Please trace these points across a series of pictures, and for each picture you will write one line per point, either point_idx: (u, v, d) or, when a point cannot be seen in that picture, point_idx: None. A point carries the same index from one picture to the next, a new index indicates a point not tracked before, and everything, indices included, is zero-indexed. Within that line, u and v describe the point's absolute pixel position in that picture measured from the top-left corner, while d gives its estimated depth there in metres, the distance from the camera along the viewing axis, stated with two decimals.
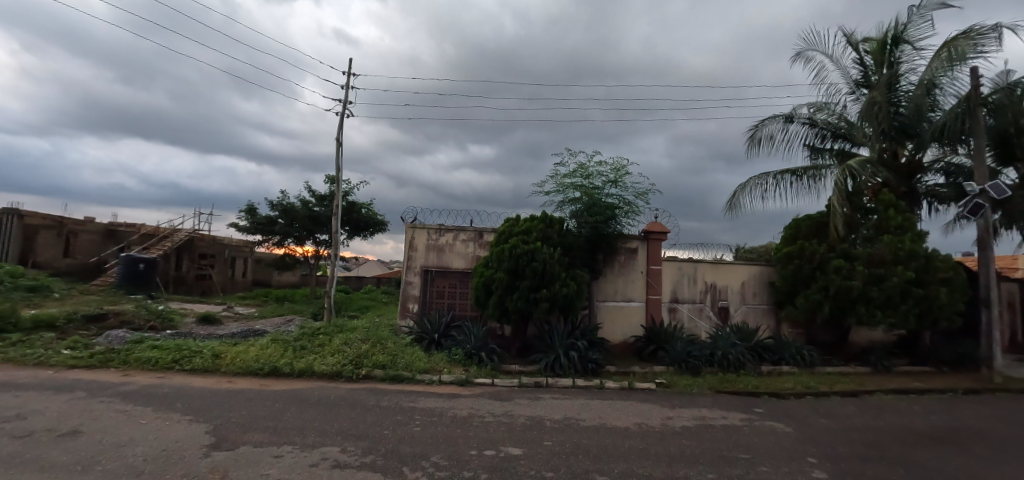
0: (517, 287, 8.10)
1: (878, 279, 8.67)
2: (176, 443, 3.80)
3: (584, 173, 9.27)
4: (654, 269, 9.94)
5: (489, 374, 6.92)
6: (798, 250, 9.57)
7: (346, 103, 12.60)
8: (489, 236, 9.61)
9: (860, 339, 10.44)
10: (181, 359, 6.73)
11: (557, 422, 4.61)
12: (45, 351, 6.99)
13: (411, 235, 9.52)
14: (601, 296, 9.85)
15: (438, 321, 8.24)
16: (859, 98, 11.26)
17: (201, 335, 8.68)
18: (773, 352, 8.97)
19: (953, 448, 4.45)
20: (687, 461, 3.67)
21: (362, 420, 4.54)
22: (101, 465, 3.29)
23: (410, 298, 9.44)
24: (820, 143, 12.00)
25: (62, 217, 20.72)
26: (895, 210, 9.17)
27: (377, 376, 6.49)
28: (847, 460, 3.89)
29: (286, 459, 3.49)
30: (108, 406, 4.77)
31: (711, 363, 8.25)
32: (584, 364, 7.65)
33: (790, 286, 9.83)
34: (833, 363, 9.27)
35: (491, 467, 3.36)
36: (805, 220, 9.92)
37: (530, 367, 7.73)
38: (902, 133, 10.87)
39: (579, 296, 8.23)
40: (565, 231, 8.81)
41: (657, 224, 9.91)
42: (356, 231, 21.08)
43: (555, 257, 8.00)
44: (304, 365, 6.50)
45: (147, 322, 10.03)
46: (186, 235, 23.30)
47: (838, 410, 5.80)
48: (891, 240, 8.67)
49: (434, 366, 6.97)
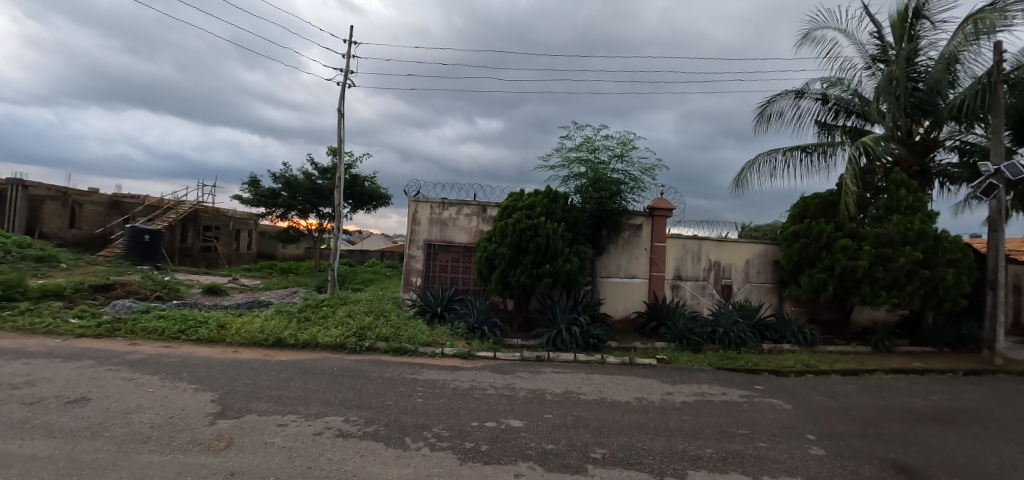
0: (520, 262, 8.07)
1: (885, 260, 8.62)
2: (182, 411, 3.86)
3: (590, 147, 9.10)
4: (657, 245, 9.89)
5: (491, 347, 6.94)
6: (805, 228, 9.44)
7: (347, 73, 12.29)
8: (493, 211, 9.53)
9: (861, 318, 10.44)
10: (187, 329, 6.72)
11: (558, 395, 4.64)
12: (53, 320, 7.06)
13: (414, 209, 9.45)
14: (603, 272, 9.81)
15: (442, 295, 8.26)
16: (875, 73, 11.46)
17: (206, 306, 8.70)
18: (775, 330, 8.98)
19: (953, 428, 4.47)
20: (686, 436, 3.70)
21: (365, 391, 4.60)
22: (109, 431, 3.35)
23: (414, 272, 9.47)
24: (832, 119, 12.02)
25: (66, 188, 20.63)
26: (906, 189, 9.01)
27: (380, 348, 6.46)
28: (845, 438, 3.92)
29: (290, 428, 3.55)
30: (116, 374, 4.84)
31: (712, 340, 8.29)
32: (586, 339, 7.67)
33: (795, 265, 9.74)
34: (835, 342, 9.27)
35: (492, 439, 3.41)
36: (814, 199, 9.71)
37: (532, 342, 7.78)
38: (918, 110, 10.64)
39: (582, 273, 8.20)
40: (569, 206, 8.71)
41: (662, 200, 9.81)
42: (360, 204, 21.01)
43: (558, 233, 7.94)
44: (308, 337, 6.46)
45: (153, 292, 10.07)
46: (190, 208, 23.44)
47: (838, 387, 5.81)
48: (900, 220, 8.57)
49: (437, 339, 6.95)
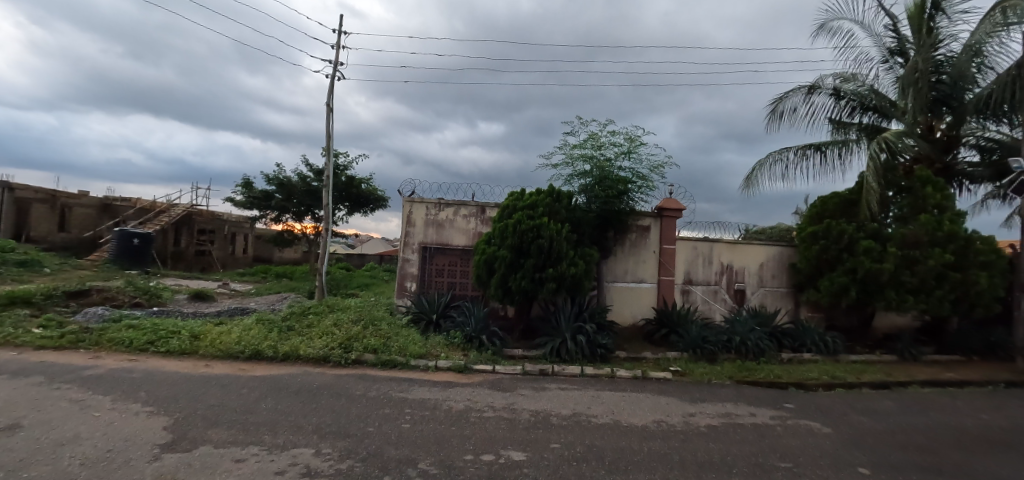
0: (521, 265, 7.50)
1: (911, 262, 8.05)
2: (126, 442, 3.28)
3: (595, 144, 8.57)
4: (666, 248, 9.33)
5: (490, 359, 6.34)
6: (824, 229, 8.84)
7: (338, 68, 11.78)
8: (492, 212, 8.98)
9: (882, 324, 9.86)
10: (157, 340, 6.14)
11: (565, 419, 4.05)
12: (14, 330, 6.50)
13: (409, 210, 8.90)
14: (609, 276, 9.25)
15: (437, 301, 7.69)
16: (891, 67, 10.98)
17: (184, 314, 8.10)
18: (794, 338, 8.40)
19: (1021, 455, 3.88)
20: (720, 471, 3.12)
21: (344, 414, 4.02)
22: (26, 471, 2.78)
23: (408, 277, 8.90)
24: (847, 116, 11.50)
25: (54, 191, 20.08)
26: (933, 187, 8.45)
27: (367, 361, 5.85)
28: (904, 471, 3.34)
29: (248, 464, 2.97)
30: (63, 394, 4.26)
31: (728, 350, 7.70)
32: (593, 349, 7.09)
33: (813, 269, 9.16)
34: (858, 350, 8.69)
35: (489, 478, 2.84)
36: (832, 198, 9.16)
37: (534, 352, 7.18)
38: (940, 104, 10.12)
39: (587, 277, 7.63)
40: (573, 206, 8.16)
41: (671, 200, 9.26)
42: (356, 206, 20.41)
43: (562, 234, 7.38)
44: (288, 349, 5.86)
45: (131, 298, 9.48)
46: (183, 211, 22.97)
47: (876, 404, 5.23)
48: (928, 220, 8.01)
49: (430, 350, 6.34)
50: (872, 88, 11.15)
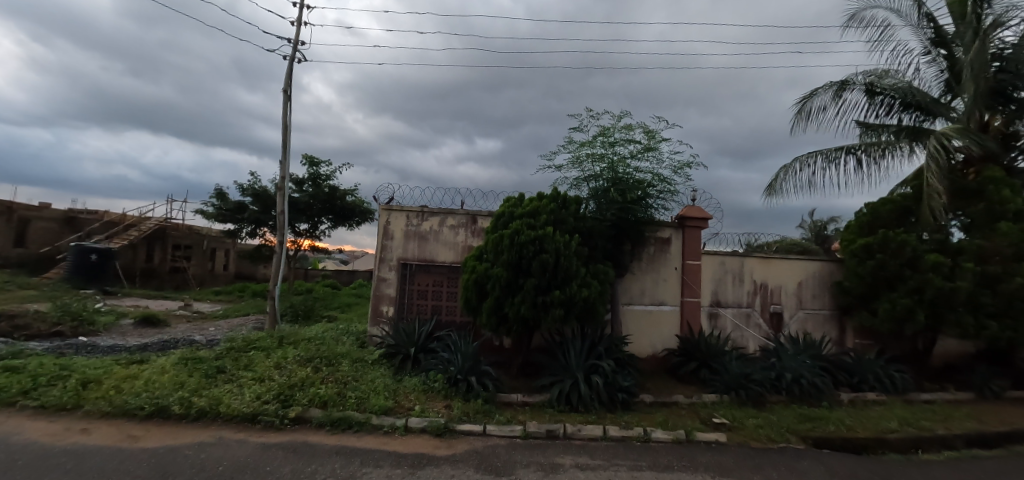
0: (519, 286, 6.03)
1: (992, 280, 6.64)
2: None
3: (605, 141, 7.20)
4: (690, 264, 7.90)
5: (480, 412, 4.81)
6: (879, 242, 7.45)
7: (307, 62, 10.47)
8: (485, 221, 7.55)
9: (941, 352, 8.41)
10: (34, 389, 4.58)
11: None
12: None
13: (385, 219, 7.47)
14: (624, 298, 7.79)
15: (417, 331, 6.18)
16: (934, 59, 9.76)
17: (102, 348, 6.52)
18: (850, 373, 6.93)
19: None
20: None
21: None
22: None
23: (384, 300, 7.39)
24: (884, 114, 10.24)
25: (11, 203, 18.52)
26: (1009, 190, 7.09)
27: (314, 419, 4.32)
28: None
29: None
30: None
31: (776, 391, 6.21)
32: (612, 394, 5.57)
33: (865, 289, 7.74)
34: (925, 387, 7.21)
35: None
36: (883, 205, 7.81)
37: (538, 398, 5.66)
38: (996, 98, 8.85)
39: (602, 300, 6.17)
40: (582, 214, 6.75)
41: (695, 208, 7.86)
42: (341, 219, 18.86)
43: (570, 248, 5.94)
44: (206, 403, 4.32)
45: (52, 327, 7.92)
46: (155, 224, 21.60)
47: None
48: (1011, 229, 6.61)
49: (402, 402, 4.81)
50: (911, 83, 9.92)
